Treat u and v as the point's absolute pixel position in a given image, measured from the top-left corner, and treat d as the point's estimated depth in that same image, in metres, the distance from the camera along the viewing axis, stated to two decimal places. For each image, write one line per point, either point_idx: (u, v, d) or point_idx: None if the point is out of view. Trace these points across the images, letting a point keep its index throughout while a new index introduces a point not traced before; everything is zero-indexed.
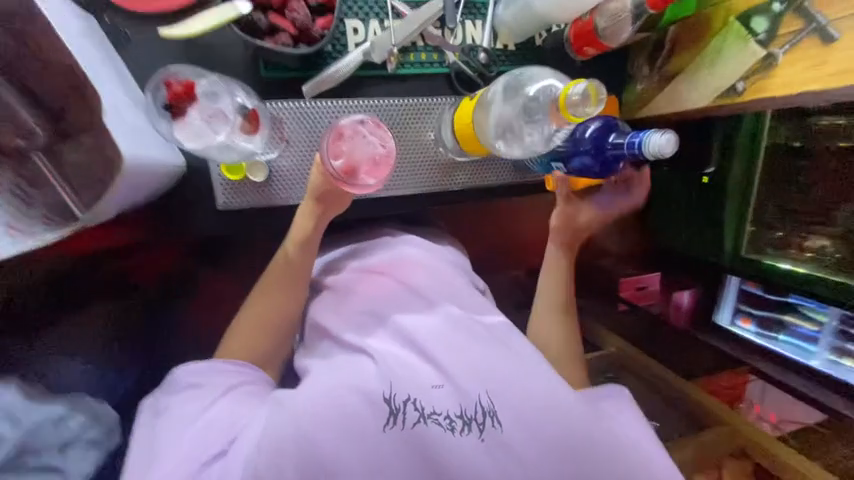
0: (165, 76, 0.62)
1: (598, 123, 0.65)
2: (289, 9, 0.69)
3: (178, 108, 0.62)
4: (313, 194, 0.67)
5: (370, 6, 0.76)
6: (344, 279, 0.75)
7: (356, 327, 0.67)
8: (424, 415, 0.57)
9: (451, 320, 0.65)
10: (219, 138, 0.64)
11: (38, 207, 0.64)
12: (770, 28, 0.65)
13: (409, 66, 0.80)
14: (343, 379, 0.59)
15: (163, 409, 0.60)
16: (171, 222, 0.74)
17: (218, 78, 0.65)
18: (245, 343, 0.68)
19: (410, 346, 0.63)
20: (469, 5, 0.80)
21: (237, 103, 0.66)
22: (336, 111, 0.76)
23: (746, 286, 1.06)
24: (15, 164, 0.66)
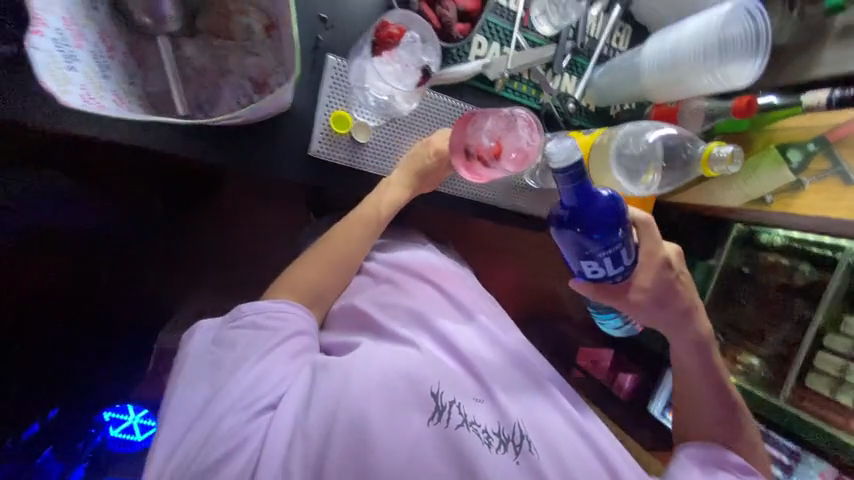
0: (385, 16, 0.70)
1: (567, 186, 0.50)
2: (442, 5, 0.76)
3: (382, 47, 0.71)
4: (415, 172, 0.74)
5: (499, 31, 0.84)
6: (381, 268, 0.74)
7: (402, 316, 0.65)
8: (467, 421, 0.54)
9: (487, 336, 0.66)
10: (399, 87, 0.74)
11: (138, 87, 0.62)
12: (802, 160, 0.81)
13: (510, 91, 0.87)
14: (387, 364, 0.55)
15: (223, 345, 0.56)
16: (253, 150, 0.72)
17: (426, 35, 0.73)
18: (306, 285, 0.67)
19: (451, 354, 0.62)
20: (574, 62, 0.90)
21: (424, 65, 0.74)
22: (442, 106, 0.81)
23: None
24: (133, 39, 0.63)
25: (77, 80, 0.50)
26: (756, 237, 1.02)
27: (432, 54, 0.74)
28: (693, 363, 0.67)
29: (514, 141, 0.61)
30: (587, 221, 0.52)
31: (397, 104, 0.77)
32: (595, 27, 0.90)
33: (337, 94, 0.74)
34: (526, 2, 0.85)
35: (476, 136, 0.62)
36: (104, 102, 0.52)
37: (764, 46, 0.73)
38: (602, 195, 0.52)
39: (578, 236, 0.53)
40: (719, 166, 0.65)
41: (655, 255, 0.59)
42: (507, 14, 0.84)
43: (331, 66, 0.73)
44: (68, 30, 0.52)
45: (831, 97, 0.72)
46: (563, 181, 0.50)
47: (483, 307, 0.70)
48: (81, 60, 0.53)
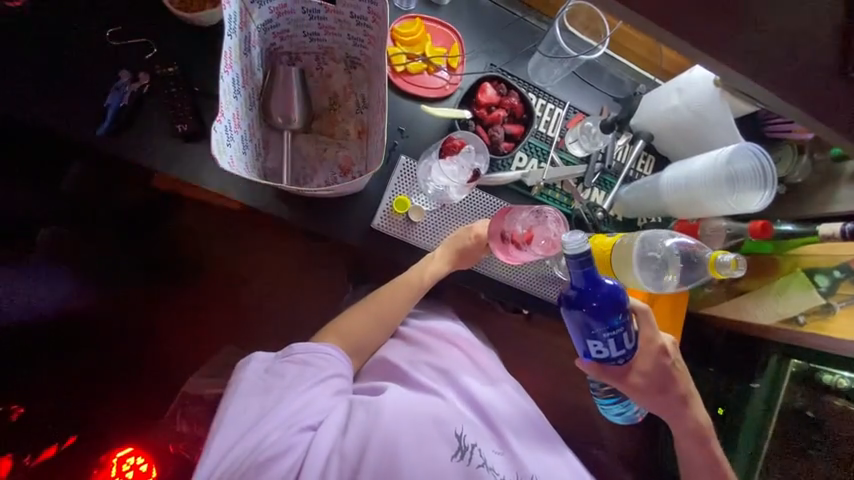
0: (451, 133, 0.91)
1: (577, 271, 0.62)
2: (493, 128, 0.97)
3: (447, 152, 0.90)
4: (457, 250, 0.87)
5: (539, 150, 1.03)
6: (414, 333, 0.81)
7: (434, 370, 0.74)
8: (487, 465, 0.62)
9: (507, 399, 0.74)
10: (454, 181, 0.90)
11: (261, 161, 0.84)
12: (830, 285, 0.85)
13: (546, 197, 1.02)
14: (423, 407, 0.63)
15: (275, 374, 0.63)
16: (327, 217, 0.89)
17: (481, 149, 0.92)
18: (351, 333, 0.76)
19: (473, 409, 0.71)
20: (603, 180, 1.06)
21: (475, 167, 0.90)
22: (485, 202, 0.97)
23: None
24: (266, 129, 0.86)
25: (230, 152, 0.70)
26: (817, 376, 0.94)
27: (481, 162, 0.92)
28: (695, 449, 0.79)
29: (543, 231, 0.72)
30: (591, 303, 0.63)
31: (443, 197, 0.93)
32: (622, 154, 1.07)
33: (402, 183, 0.92)
34: (563, 131, 1.05)
35: (512, 224, 0.74)
36: (240, 167, 0.72)
37: (771, 182, 0.85)
38: (606, 285, 0.64)
39: (583, 316, 0.64)
40: (724, 270, 0.71)
41: (654, 347, 0.73)
42: (546, 137, 1.04)
43: (401, 163, 0.93)
44: (233, 120, 0.73)
45: (843, 229, 0.77)
46: (573, 265, 0.61)
47: (503, 373, 0.79)
48: (236, 140, 0.73)
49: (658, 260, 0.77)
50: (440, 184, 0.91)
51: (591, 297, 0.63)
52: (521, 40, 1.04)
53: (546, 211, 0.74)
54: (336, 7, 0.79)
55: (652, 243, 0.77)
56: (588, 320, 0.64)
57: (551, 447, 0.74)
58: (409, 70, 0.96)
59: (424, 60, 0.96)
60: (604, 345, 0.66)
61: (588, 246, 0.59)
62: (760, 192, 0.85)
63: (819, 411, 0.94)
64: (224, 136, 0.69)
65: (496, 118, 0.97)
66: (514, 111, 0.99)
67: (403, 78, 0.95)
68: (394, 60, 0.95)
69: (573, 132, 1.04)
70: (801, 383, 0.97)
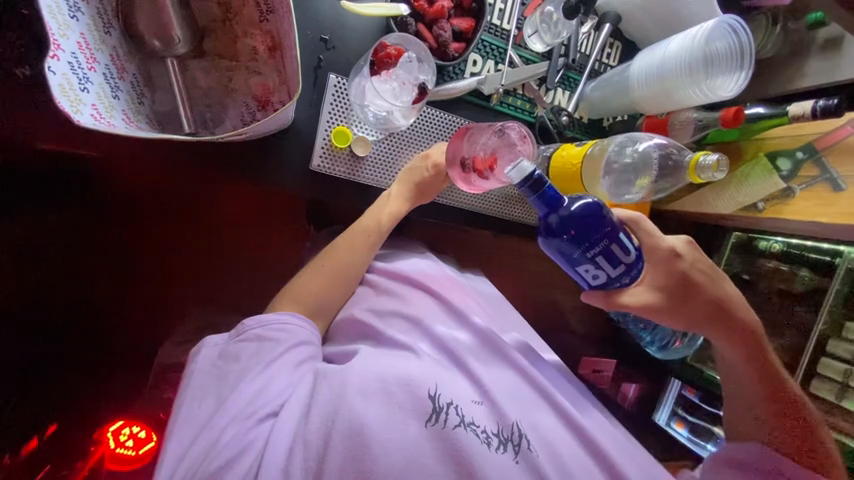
0: (384, 38, 0.73)
1: (535, 201, 0.55)
2: (438, 26, 0.79)
3: (382, 65, 0.73)
4: (414, 185, 0.77)
5: (494, 49, 0.88)
6: (381, 278, 0.76)
7: (405, 321, 0.69)
8: (465, 422, 0.57)
9: (482, 336, 0.70)
10: (395, 102, 0.75)
11: (146, 106, 0.65)
12: (792, 168, 0.83)
13: (505, 106, 0.91)
14: (387, 369, 0.59)
15: (229, 357, 0.58)
16: (255, 164, 0.74)
17: (423, 55, 0.75)
18: (309, 294, 0.69)
19: (447, 355, 0.66)
20: (567, 78, 0.94)
21: (419, 81, 0.75)
22: (439, 121, 0.85)
23: (684, 390, 1.19)
24: (144, 59, 0.65)
25: (89, 100, 0.52)
26: (755, 243, 1.04)
27: (429, 73, 0.76)
28: (735, 359, 0.67)
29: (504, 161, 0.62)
30: (568, 228, 0.55)
31: (394, 119, 0.78)
32: (586, 44, 0.94)
33: (338, 111, 0.77)
34: (520, 21, 0.89)
35: (473, 148, 0.64)
36: (114, 120, 0.55)
37: (747, 62, 0.76)
38: (573, 206, 0.55)
39: (560, 248, 0.57)
40: (705, 173, 0.67)
41: (664, 250, 0.62)
42: (501, 32, 0.88)
43: (332, 84, 0.76)
44: (82, 54, 0.53)
45: (817, 107, 0.73)
46: (530, 196, 0.55)
47: (477, 309, 0.74)
48: (95, 82, 0.54)
49: (632, 166, 0.71)
50: (388, 101, 0.75)
51: (562, 224, 0.55)
52: None
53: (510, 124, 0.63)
54: None
55: (627, 150, 0.71)
56: (569, 249, 0.56)
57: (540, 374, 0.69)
58: None
59: None
60: (601, 269, 0.57)
61: (530, 170, 0.53)
62: (736, 75, 0.76)
63: (754, 274, 1.04)
64: (74, 81, 0.50)
65: (440, 11, 0.78)
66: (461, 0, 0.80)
67: None
68: None
69: (532, 21, 0.89)
70: (741, 251, 1.07)
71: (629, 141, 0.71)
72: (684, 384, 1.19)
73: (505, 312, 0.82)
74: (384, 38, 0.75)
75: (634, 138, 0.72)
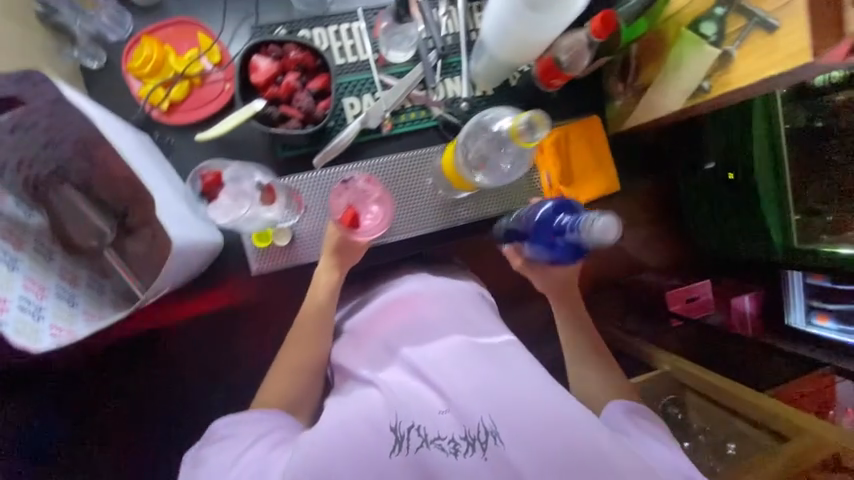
0: (199, 169, 0.76)
1: (560, 211, 0.72)
2: (295, 99, 0.82)
3: (211, 194, 0.75)
4: (330, 249, 0.78)
5: (362, 84, 0.89)
6: (357, 323, 0.80)
7: (375, 357, 0.71)
8: (428, 440, 0.60)
9: (453, 351, 0.68)
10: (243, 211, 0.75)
11: (108, 294, 0.78)
12: (719, 31, 0.68)
13: (402, 125, 0.91)
14: (355, 415, 0.62)
15: (200, 464, 0.65)
16: None
17: (239, 165, 0.78)
18: (280, 393, 0.73)
19: (419, 375, 0.66)
20: (448, 65, 0.91)
21: (255, 183, 0.77)
22: (342, 174, 0.86)
23: (810, 278, 1.06)
24: (91, 259, 0.79)
25: (47, 324, 0.64)
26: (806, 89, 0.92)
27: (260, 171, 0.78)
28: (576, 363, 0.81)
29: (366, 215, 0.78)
30: (551, 231, 0.73)
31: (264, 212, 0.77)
32: (449, 25, 0.90)
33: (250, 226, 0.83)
34: (375, 45, 0.89)
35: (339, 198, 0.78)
36: (74, 327, 0.68)
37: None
38: (569, 223, 0.70)
39: (532, 217, 0.76)
40: (530, 135, 0.68)
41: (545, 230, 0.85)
42: (360, 65, 0.89)
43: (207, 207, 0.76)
44: (30, 292, 0.66)
45: None
46: (554, 208, 0.73)
47: (447, 324, 0.72)
48: (49, 306, 0.67)
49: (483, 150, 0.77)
50: (242, 209, 0.75)
51: (552, 227, 0.73)
52: None
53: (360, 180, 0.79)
54: (27, 105, 0.63)
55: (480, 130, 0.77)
56: (524, 227, 0.78)
57: (511, 373, 0.66)
58: (175, 100, 0.82)
59: (182, 79, 0.81)
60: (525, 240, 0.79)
61: (596, 222, 0.62)
62: None
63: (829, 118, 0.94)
64: (28, 317, 0.63)
65: (289, 87, 0.81)
66: (305, 65, 0.83)
67: (179, 111, 0.83)
68: (152, 100, 0.81)
69: (384, 39, 0.88)
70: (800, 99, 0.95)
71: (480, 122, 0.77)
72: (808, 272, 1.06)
73: (484, 311, 0.78)
74: (190, 179, 0.77)
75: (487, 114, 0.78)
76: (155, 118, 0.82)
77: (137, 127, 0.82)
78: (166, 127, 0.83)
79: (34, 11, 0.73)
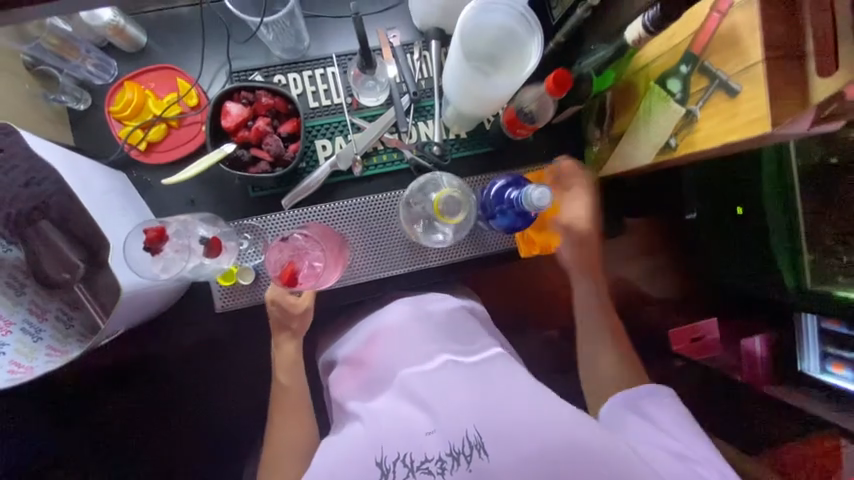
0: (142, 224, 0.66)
1: (504, 182, 0.77)
2: (265, 143, 0.84)
3: (153, 249, 0.65)
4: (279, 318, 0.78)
5: (334, 127, 0.90)
6: (350, 350, 0.77)
7: (360, 386, 0.69)
8: (414, 469, 0.56)
9: (447, 367, 0.65)
10: (189, 267, 0.68)
11: (77, 326, 0.80)
12: (684, 88, 0.66)
13: (374, 167, 0.92)
14: (349, 450, 0.59)
15: None
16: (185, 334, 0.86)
17: (183, 217, 0.71)
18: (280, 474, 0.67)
19: (410, 399, 0.62)
20: (421, 109, 0.92)
21: (200, 235, 0.70)
22: (311, 216, 0.87)
23: (825, 323, 0.89)
24: (63, 293, 0.82)
25: (7, 361, 0.67)
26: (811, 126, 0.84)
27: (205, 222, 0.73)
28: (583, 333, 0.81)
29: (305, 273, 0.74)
30: (499, 205, 0.76)
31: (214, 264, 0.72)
32: (423, 69, 0.92)
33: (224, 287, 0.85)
34: (349, 89, 0.91)
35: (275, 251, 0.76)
36: (34, 363, 0.70)
37: (534, 22, 0.63)
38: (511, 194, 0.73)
39: (487, 194, 0.80)
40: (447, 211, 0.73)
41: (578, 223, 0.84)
42: (332, 109, 0.90)
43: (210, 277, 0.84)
44: None
45: (646, 22, 0.64)
46: (500, 183, 0.77)
47: (438, 343, 0.69)
48: (11, 341, 0.70)
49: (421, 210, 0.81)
50: (187, 265, 0.68)
51: (503, 203, 0.76)
52: (236, 28, 0.90)
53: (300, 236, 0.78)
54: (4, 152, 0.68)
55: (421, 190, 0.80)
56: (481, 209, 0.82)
57: (498, 381, 0.63)
58: (153, 140, 0.86)
59: (160, 121, 0.84)
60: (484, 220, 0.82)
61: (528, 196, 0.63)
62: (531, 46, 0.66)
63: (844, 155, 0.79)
64: None
65: (259, 131, 0.83)
66: (277, 109, 0.85)
67: (156, 150, 0.86)
68: (132, 140, 0.85)
69: (356, 84, 0.89)
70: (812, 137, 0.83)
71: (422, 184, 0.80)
72: (822, 316, 0.89)
73: (469, 327, 0.75)
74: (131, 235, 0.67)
75: (432, 177, 0.80)
76: (133, 157, 0.85)
77: (116, 166, 0.85)
78: (145, 166, 0.87)
79: (22, 61, 0.78)
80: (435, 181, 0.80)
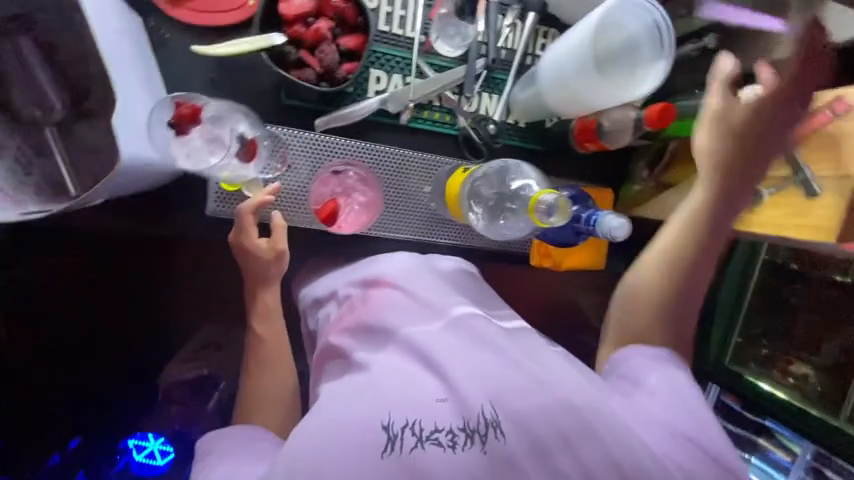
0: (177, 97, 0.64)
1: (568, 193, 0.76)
2: (320, 49, 0.73)
3: (181, 127, 0.64)
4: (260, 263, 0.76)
5: (397, 62, 0.81)
6: (355, 289, 0.73)
7: (354, 331, 0.67)
8: (423, 439, 0.52)
9: (462, 330, 0.62)
10: (213, 161, 0.67)
11: (35, 176, 0.67)
12: (759, 165, 0.66)
13: (422, 121, 0.84)
14: (354, 397, 0.56)
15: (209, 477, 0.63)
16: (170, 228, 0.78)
17: (226, 105, 0.69)
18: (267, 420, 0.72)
19: (417, 358, 0.59)
20: (491, 80, 0.84)
21: (235, 132, 0.68)
22: (340, 147, 0.79)
23: (723, 396, 0.96)
24: (29, 131, 0.68)
25: None
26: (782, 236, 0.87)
27: (247, 120, 0.70)
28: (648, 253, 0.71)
29: (345, 212, 0.81)
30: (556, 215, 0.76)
31: (241, 170, 0.69)
32: (510, 39, 0.84)
33: (223, 195, 0.76)
34: (425, 27, 0.81)
35: (322, 187, 0.79)
36: None
37: (666, 48, 0.61)
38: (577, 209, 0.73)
39: None
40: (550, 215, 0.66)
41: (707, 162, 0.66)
42: (402, 42, 0.80)
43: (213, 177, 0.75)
44: None
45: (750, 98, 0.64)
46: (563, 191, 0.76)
47: (450, 299, 0.67)
48: None
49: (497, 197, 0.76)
50: (212, 160, 0.67)
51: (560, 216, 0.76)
52: None
53: (351, 173, 0.81)
54: None
55: (502, 176, 0.75)
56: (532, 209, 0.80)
57: (520, 352, 0.60)
58: None
59: None
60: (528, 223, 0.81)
61: (606, 223, 0.64)
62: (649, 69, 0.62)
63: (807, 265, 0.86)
64: None
65: (318, 34, 0.73)
66: (344, 17, 0.74)
67: (187, 6, 0.71)
68: None
69: (438, 25, 0.81)
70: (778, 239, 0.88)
71: (504, 172, 0.75)
72: (723, 389, 0.95)
73: (480, 295, 0.75)
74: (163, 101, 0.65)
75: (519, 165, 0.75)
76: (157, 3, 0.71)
77: (132, 7, 0.71)
78: (168, 21, 0.72)
79: None
80: (522, 171, 0.75)
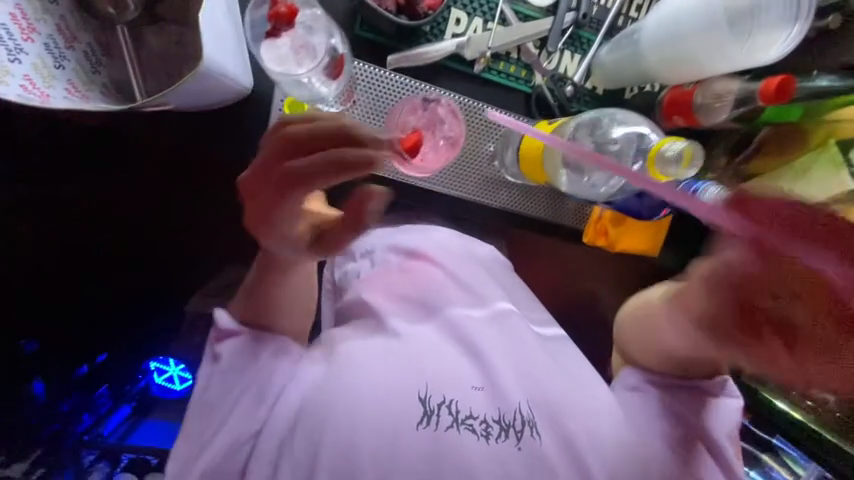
0: None
1: None
2: None
3: (276, 27, 0.67)
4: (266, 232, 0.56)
5: (480, 4, 0.75)
6: (393, 254, 0.76)
7: (391, 296, 0.70)
8: (459, 420, 0.61)
9: (499, 324, 0.71)
10: (298, 70, 0.68)
11: (103, 77, 0.65)
12: None
13: (495, 74, 0.78)
14: (400, 364, 0.63)
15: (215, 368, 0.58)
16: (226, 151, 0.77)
17: (322, 15, 0.68)
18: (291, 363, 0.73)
19: (457, 341, 0.68)
20: (577, 37, 0.78)
21: (329, 44, 0.68)
22: (408, 90, 0.76)
23: None
24: (99, 27, 0.66)
25: (20, 71, 0.54)
26: None
27: (338, 34, 0.70)
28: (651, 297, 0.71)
29: (428, 147, 0.70)
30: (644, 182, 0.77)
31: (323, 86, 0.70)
32: None
33: None
34: None
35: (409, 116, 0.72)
36: (51, 92, 0.56)
37: (803, 10, 0.60)
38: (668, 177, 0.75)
39: None
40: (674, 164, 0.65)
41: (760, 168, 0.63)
42: None
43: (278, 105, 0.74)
44: (15, 25, 0.55)
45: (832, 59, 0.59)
46: None
47: (490, 292, 0.74)
48: (31, 52, 0.57)
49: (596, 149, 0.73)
50: (297, 67, 0.68)
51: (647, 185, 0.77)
52: None
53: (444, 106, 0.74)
54: None
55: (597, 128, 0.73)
56: None
57: (545, 356, 0.71)
58: None
59: None
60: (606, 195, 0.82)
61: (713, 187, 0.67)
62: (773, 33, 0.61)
63: None
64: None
65: None
66: None
67: None
68: None
69: None
70: None
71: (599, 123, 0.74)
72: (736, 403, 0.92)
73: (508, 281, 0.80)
74: (261, 3, 0.68)
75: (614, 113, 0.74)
76: None
77: None
78: None
79: None
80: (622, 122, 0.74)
